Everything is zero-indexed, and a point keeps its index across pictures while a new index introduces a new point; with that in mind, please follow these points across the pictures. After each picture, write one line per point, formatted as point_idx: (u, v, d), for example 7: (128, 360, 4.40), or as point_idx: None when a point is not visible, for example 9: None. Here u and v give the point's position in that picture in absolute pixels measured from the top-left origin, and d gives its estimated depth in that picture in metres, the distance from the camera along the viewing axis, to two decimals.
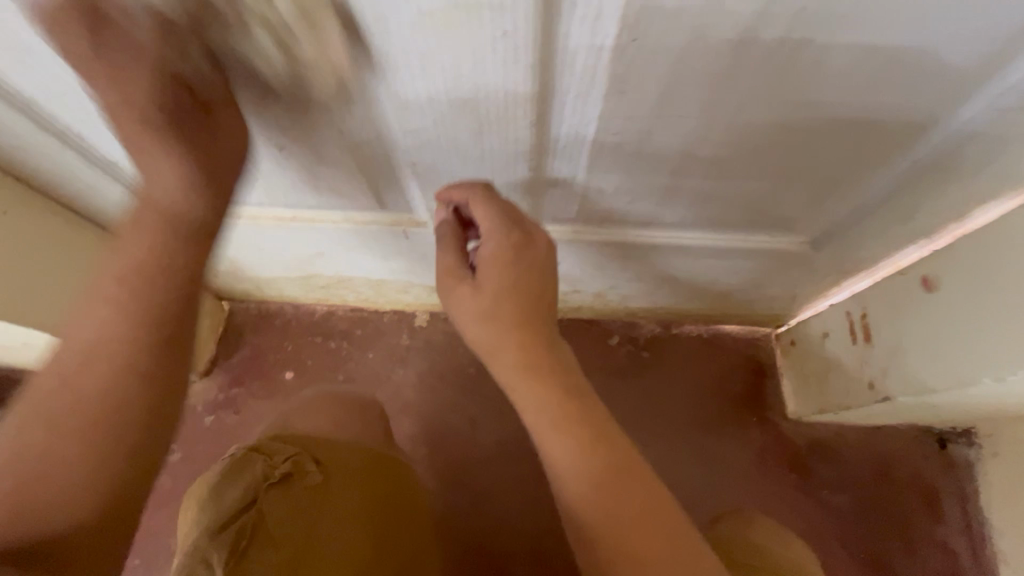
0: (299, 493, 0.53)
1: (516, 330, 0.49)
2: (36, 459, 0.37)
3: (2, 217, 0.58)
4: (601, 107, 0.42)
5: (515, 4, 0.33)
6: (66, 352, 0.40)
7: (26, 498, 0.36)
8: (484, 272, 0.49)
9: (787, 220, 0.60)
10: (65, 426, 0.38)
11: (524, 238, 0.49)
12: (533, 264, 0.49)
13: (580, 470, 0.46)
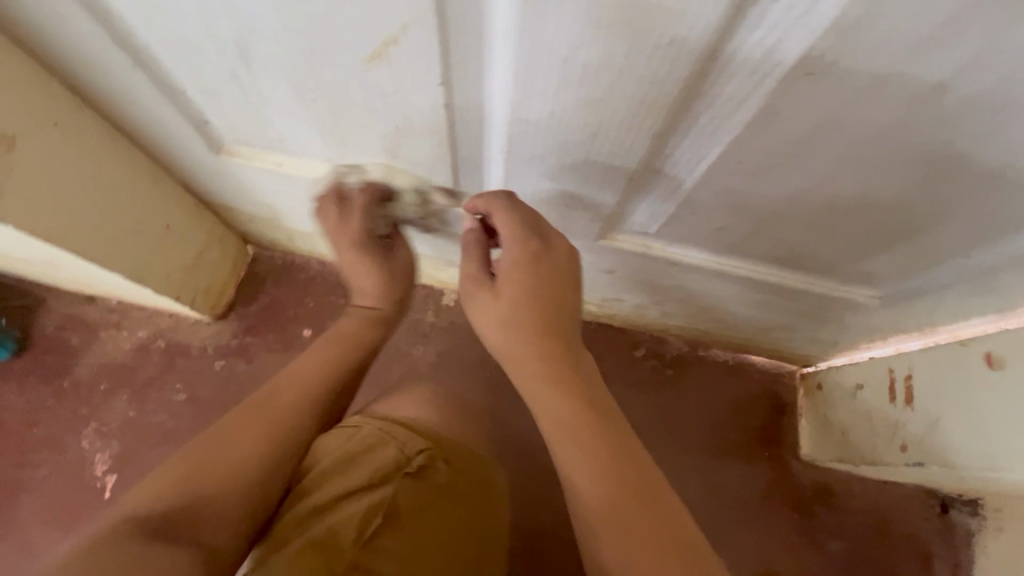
0: (429, 487, 0.55)
1: (556, 341, 0.46)
2: (213, 469, 0.49)
3: (52, 127, 0.53)
4: (736, 134, 0.40)
5: (700, 14, 0.30)
6: (264, 407, 0.54)
7: (196, 497, 0.47)
8: (503, 278, 0.47)
9: (868, 274, 0.58)
10: (242, 456, 0.50)
11: (545, 247, 0.46)
12: (555, 269, 0.46)
13: (595, 475, 0.43)
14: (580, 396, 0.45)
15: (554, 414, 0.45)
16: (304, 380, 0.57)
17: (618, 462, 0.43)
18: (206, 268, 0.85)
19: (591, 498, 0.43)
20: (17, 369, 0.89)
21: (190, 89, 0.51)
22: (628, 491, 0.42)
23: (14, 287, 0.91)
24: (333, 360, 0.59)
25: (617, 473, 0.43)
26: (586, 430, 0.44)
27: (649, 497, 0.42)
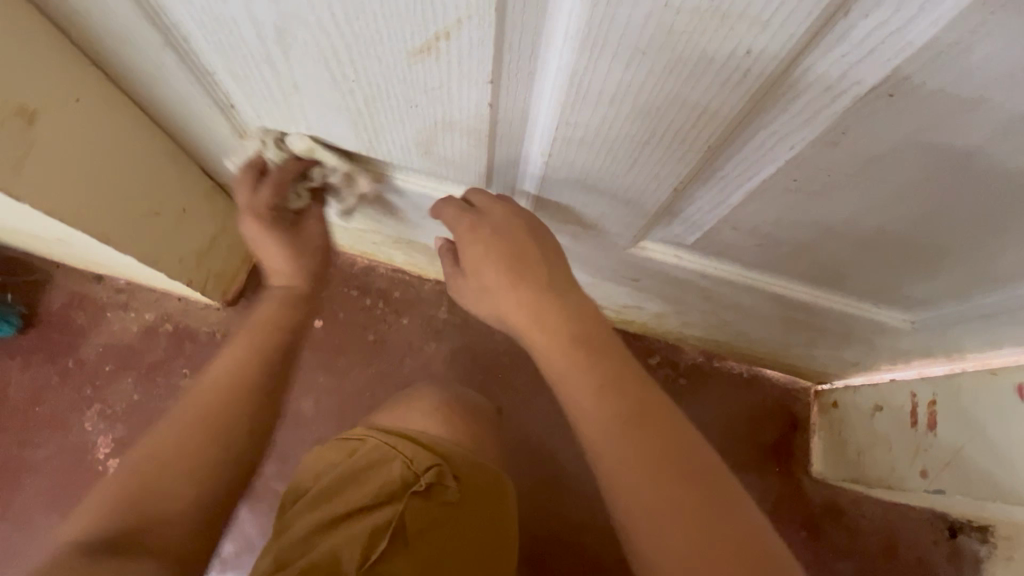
0: (438, 508, 0.53)
1: (552, 315, 0.44)
2: (160, 472, 0.49)
3: (74, 103, 0.52)
4: (796, 151, 0.39)
5: (784, 26, 0.29)
6: (203, 399, 0.53)
7: (141, 500, 0.47)
8: (467, 258, 0.48)
9: (906, 297, 0.57)
10: (190, 454, 0.50)
11: (479, 215, 0.48)
12: (500, 232, 0.46)
13: (603, 414, 0.41)
14: (630, 421, 0.40)
15: (600, 440, 0.40)
16: (224, 379, 0.54)
17: (682, 485, 0.39)
18: (219, 253, 0.83)
19: (658, 541, 0.38)
20: (22, 346, 0.88)
21: (219, 72, 0.49)
22: (697, 517, 0.38)
23: (20, 262, 0.89)
24: (255, 345, 0.57)
25: (680, 498, 0.38)
26: (641, 460, 0.39)
27: (702, 493, 0.39)
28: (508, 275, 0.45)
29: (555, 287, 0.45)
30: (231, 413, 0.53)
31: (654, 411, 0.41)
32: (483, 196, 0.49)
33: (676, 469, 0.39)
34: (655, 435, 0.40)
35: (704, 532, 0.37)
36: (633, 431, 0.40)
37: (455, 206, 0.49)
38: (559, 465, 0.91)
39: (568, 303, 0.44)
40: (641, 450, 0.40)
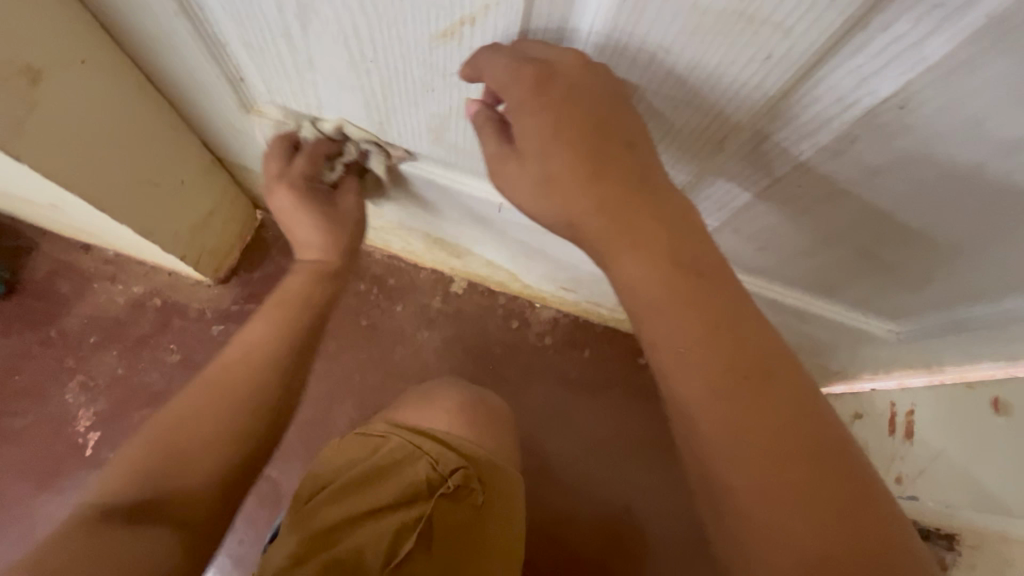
0: (462, 508, 0.55)
1: (626, 213, 0.38)
2: (183, 440, 0.50)
3: (82, 65, 0.51)
4: (803, 158, 0.40)
5: (805, 34, 0.30)
6: (225, 375, 0.54)
7: (163, 468, 0.48)
8: (527, 135, 0.39)
9: (893, 307, 0.58)
10: (211, 424, 0.51)
11: (550, 69, 0.36)
12: (575, 97, 0.36)
13: (702, 363, 0.36)
14: (744, 381, 0.35)
15: (704, 401, 0.36)
16: (252, 350, 0.56)
17: (806, 464, 0.34)
18: (214, 230, 0.82)
19: (766, 523, 0.34)
20: (3, 312, 0.86)
21: (233, 44, 0.49)
22: (813, 503, 0.34)
23: (6, 228, 0.88)
24: (284, 324, 0.58)
25: (801, 478, 0.34)
26: (756, 431, 0.35)
27: (816, 466, 0.34)
28: (582, 163, 0.38)
29: (641, 185, 0.38)
30: (251, 383, 0.54)
31: (775, 371, 0.36)
32: (555, 47, 0.36)
33: (801, 444, 0.35)
34: (774, 401, 0.35)
35: (830, 518, 0.33)
36: (745, 393, 0.35)
37: (509, 56, 0.37)
38: (546, 456, 0.93)
39: (656, 208, 0.38)
40: (752, 416, 0.35)
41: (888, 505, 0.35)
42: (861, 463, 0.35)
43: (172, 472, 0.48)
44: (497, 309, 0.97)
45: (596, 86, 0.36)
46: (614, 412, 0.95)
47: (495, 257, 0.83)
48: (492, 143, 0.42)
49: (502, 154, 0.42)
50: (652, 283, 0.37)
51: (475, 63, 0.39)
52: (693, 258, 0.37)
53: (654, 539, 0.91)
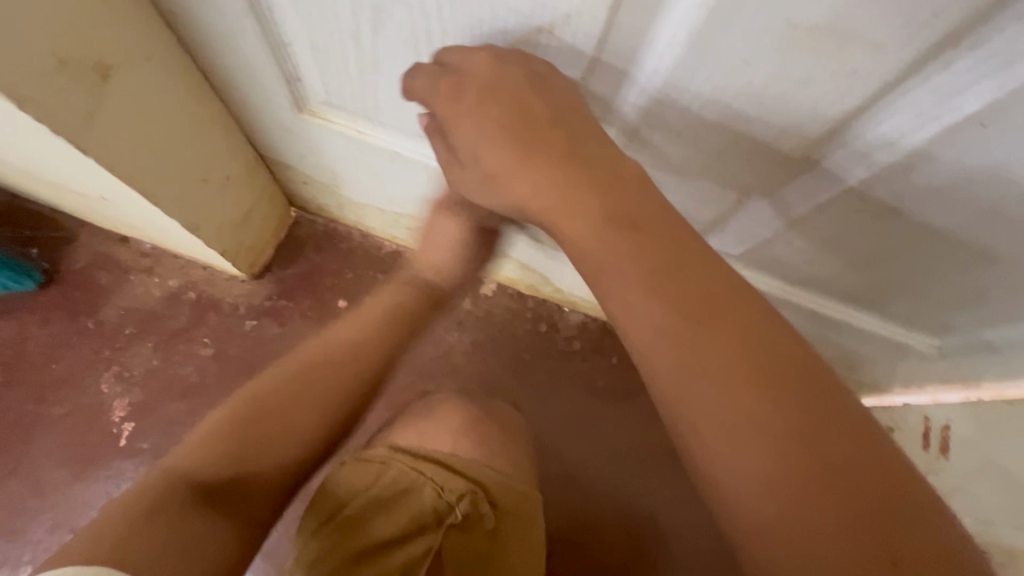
0: (475, 534, 0.56)
1: (582, 189, 0.37)
2: (263, 426, 0.54)
3: (146, 61, 0.51)
4: (869, 172, 0.40)
5: (894, 50, 0.30)
6: (320, 367, 0.59)
7: (243, 452, 0.52)
8: (461, 142, 0.41)
9: (940, 323, 0.58)
10: (293, 416, 0.56)
11: (460, 76, 0.40)
12: (487, 95, 0.39)
13: (654, 310, 0.34)
14: (693, 321, 0.33)
15: (650, 343, 0.34)
16: (350, 346, 0.61)
17: (767, 402, 0.31)
18: (253, 226, 0.83)
19: (730, 467, 0.31)
20: (42, 302, 0.87)
21: (296, 45, 0.50)
22: (791, 443, 0.30)
23: (47, 218, 0.90)
24: (382, 327, 0.63)
25: (762, 418, 0.31)
26: (704, 369, 0.32)
27: (788, 405, 0.31)
28: (509, 150, 0.39)
29: (573, 154, 0.38)
30: (338, 387, 0.59)
31: (723, 307, 0.33)
32: (459, 51, 0.40)
33: (759, 380, 0.31)
34: (722, 337, 0.32)
35: (799, 460, 0.30)
36: (690, 330, 0.33)
37: (428, 74, 0.41)
38: (570, 462, 0.94)
39: (588, 171, 0.38)
40: (712, 355, 0.32)
41: (878, 448, 0.30)
42: (843, 402, 0.31)
43: (251, 454, 0.52)
44: (526, 313, 0.97)
45: (506, 76, 0.39)
46: (637, 420, 0.96)
47: (529, 260, 0.84)
48: (443, 151, 0.44)
49: (452, 161, 0.44)
50: (599, 237, 0.36)
51: (403, 84, 0.44)
52: (632, 209, 0.36)
53: (677, 548, 0.91)
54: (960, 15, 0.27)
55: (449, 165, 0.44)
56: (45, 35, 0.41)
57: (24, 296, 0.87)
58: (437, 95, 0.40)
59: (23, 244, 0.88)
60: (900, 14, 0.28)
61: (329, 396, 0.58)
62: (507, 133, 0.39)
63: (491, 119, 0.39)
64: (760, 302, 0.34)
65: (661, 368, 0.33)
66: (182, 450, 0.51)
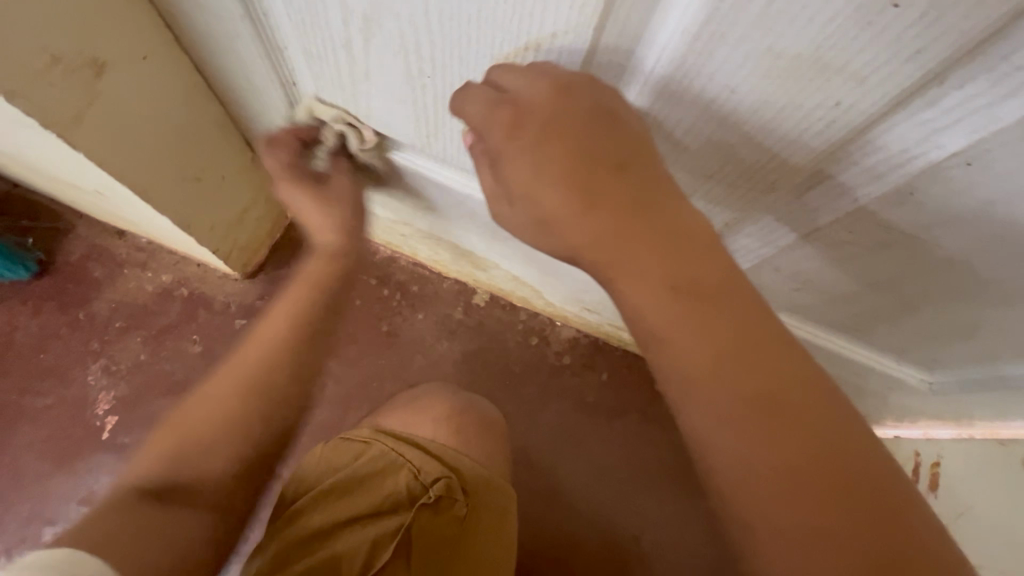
0: (447, 519, 0.54)
1: (648, 233, 0.35)
2: (201, 430, 0.50)
3: (141, 60, 0.52)
4: (859, 203, 0.40)
5: (877, 83, 0.30)
6: (253, 360, 0.52)
7: (176, 460, 0.48)
8: (512, 179, 0.38)
9: (932, 358, 0.57)
10: (233, 423, 0.51)
11: (519, 106, 0.38)
12: (550, 132, 0.37)
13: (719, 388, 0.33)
14: (760, 411, 0.32)
15: (714, 434, 0.33)
16: (272, 337, 0.54)
17: (837, 504, 0.31)
18: (247, 225, 0.83)
19: (801, 566, 0.31)
20: (35, 291, 0.87)
21: (289, 49, 0.50)
22: (860, 546, 0.30)
23: (45, 209, 0.90)
24: (297, 312, 0.55)
25: (828, 526, 0.31)
26: (769, 468, 0.32)
27: (857, 506, 0.31)
28: (573, 193, 0.36)
29: (638, 202, 0.36)
30: (275, 390, 0.52)
31: (794, 402, 0.33)
32: (514, 73, 0.38)
33: (826, 486, 0.31)
34: (792, 435, 0.32)
35: (865, 574, 0.30)
36: (757, 423, 0.32)
37: (481, 97, 0.39)
38: (556, 478, 0.92)
39: (654, 227, 0.35)
40: (780, 449, 0.32)
41: (941, 552, 0.31)
42: (909, 504, 0.32)
43: (181, 450, 0.49)
44: (517, 325, 0.96)
45: (570, 109, 0.37)
46: (626, 439, 0.94)
47: (520, 273, 0.83)
48: (490, 182, 0.41)
49: (498, 196, 0.41)
50: (662, 294, 0.34)
51: (453, 105, 0.41)
52: (697, 279, 0.34)
53: (662, 570, 0.89)
54: (945, 52, 0.27)
55: (494, 199, 0.42)
56: (36, 31, 0.42)
57: (17, 285, 0.87)
58: (492, 126, 0.38)
59: (19, 233, 0.88)
60: (886, 48, 0.28)
61: (255, 383, 0.52)
62: (485, 142, 0.39)
63: (526, 155, 0.37)
64: (831, 390, 0.34)
65: (722, 454, 0.33)
66: (132, 468, 0.49)
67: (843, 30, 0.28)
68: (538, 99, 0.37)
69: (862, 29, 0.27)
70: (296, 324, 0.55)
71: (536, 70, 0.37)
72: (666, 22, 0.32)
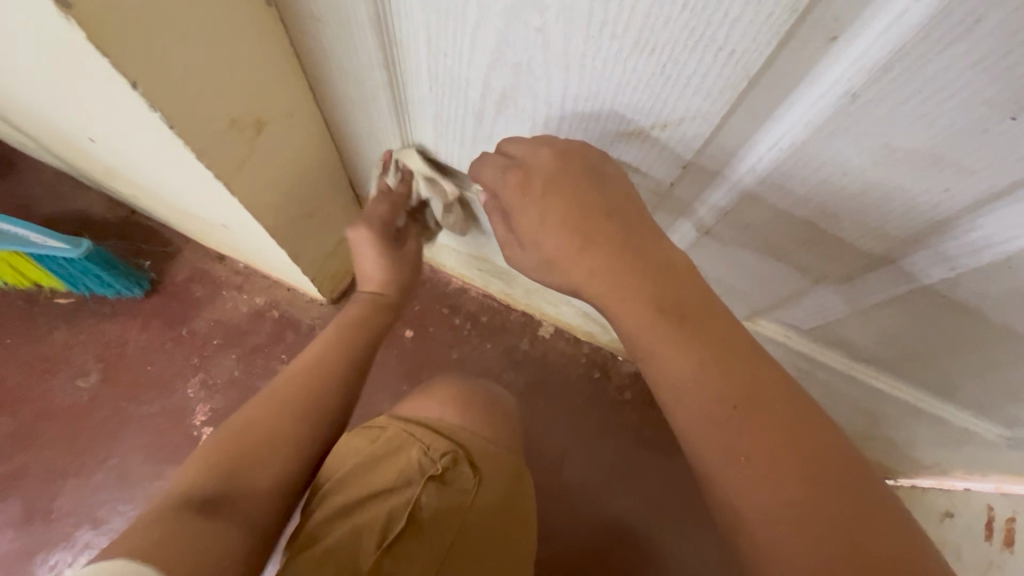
0: (455, 489, 0.57)
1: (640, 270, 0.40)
2: (232, 464, 0.51)
3: (291, 119, 0.59)
4: (956, 273, 0.43)
5: (988, 175, 0.34)
6: (300, 375, 0.60)
7: (221, 479, 0.50)
8: (523, 229, 0.45)
9: (1011, 416, 0.59)
10: (270, 449, 0.53)
11: (527, 169, 0.44)
12: (553, 188, 0.43)
13: (701, 396, 0.38)
14: (737, 410, 0.37)
15: (696, 429, 0.38)
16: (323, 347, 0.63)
17: (807, 493, 0.35)
18: (340, 256, 0.90)
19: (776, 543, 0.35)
20: (144, 307, 0.96)
21: (420, 112, 0.57)
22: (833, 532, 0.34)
23: (156, 234, 1.00)
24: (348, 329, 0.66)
25: (799, 500, 0.35)
26: (748, 458, 0.37)
27: (822, 486, 0.36)
28: (571, 237, 0.42)
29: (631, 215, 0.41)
30: (318, 409, 0.58)
31: (767, 398, 0.37)
32: (519, 144, 0.45)
33: (796, 469, 0.36)
34: (766, 426, 0.37)
35: (833, 541, 0.34)
36: (739, 423, 0.37)
37: (495, 165, 0.46)
38: (615, 512, 0.94)
39: (643, 262, 0.40)
40: (755, 446, 0.37)
41: (901, 529, 0.35)
42: (864, 483, 0.36)
43: (246, 477, 0.51)
44: (580, 358, 1.01)
45: (569, 171, 0.43)
46: (681, 478, 0.96)
47: (591, 309, 0.87)
48: (503, 231, 0.49)
49: (512, 241, 0.48)
50: (644, 310, 0.40)
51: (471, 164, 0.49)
52: (683, 300, 0.40)
53: None
54: None
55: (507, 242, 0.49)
56: (225, 101, 0.49)
57: (130, 302, 0.96)
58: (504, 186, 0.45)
59: (134, 255, 0.98)
60: (997, 152, 0.32)
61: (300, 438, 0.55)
62: (533, 214, 0.44)
63: (535, 207, 0.44)
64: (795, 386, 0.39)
65: (704, 451, 0.38)
66: (191, 472, 0.50)
67: (962, 133, 0.32)
68: (542, 155, 0.43)
69: (978, 135, 0.32)
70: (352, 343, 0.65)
71: (545, 142, 0.44)
72: (789, 115, 0.37)
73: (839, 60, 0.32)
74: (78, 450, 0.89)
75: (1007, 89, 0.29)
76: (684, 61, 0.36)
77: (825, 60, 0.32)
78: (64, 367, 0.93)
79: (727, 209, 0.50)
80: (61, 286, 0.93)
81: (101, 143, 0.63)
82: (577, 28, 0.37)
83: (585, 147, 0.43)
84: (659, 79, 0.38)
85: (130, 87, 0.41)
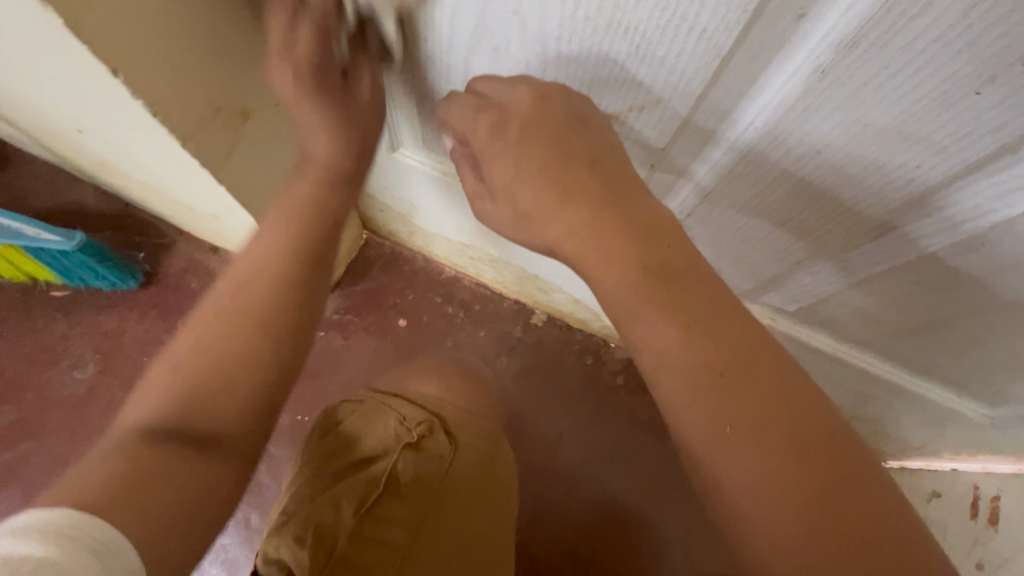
0: (430, 454, 0.58)
1: (622, 236, 0.41)
2: (181, 401, 0.41)
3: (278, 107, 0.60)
4: (932, 249, 0.44)
5: (959, 149, 0.34)
6: (231, 305, 0.45)
7: (176, 415, 0.40)
8: (494, 176, 0.44)
9: (994, 392, 0.59)
10: (215, 386, 0.42)
11: (500, 110, 0.43)
12: (527, 132, 0.42)
13: (684, 362, 0.39)
14: (720, 378, 0.38)
15: (680, 397, 0.39)
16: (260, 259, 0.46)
17: (787, 458, 0.36)
18: (333, 245, 0.91)
19: (756, 507, 0.36)
20: (140, 298, 0.97)
21: (404, 97, 0.57)
22: (810, 496, 0.35)
23: (151, 226, 1.01)
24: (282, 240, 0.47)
25: (780, 461, 0.36)
26: (730, 424, 0.37)
27: (801, 451, 0.36)
28: (550, 189, 0.42)
29: (610, 198, 0.41)
30: (267, 336, 0.44)
31: (749, 365, 0.38)
32: (496, 83, 0.44)
33: (778, 434, 0.37)
34: (746, 393, 0.38)
35: (806, 499, 0.35)
36: (721, 389, 0.38)
37: (466, 103, 0.45)
38: (609, 495, 0.95)
39: (631, 220, 0.41)
40: (738, 412, 0.37)
41: (876, 491, 0.36)
42: (843, 449, 0.37)
43: (203, 405, 0.41)
44: (573, 344, 1.01)
45: (546, 113, 0.42)
46: (672, 460, 0.97)
47: (582, 297, 0.88)
48: (472, 180, 0.48)
49: (481, 192, 0.47)
50: (614, 280, 0.40)
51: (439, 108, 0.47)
52: (667, 259, 0.40)
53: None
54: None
55: (476, 194, 0.47)
56: (210, 88, 0.50)
57: (126, 294, 0.97)
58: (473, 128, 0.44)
59: (129, 247, 0.99)
60: (967, 125, 0.32)
61: (253, 363, 0.43)
62: (503, 162, 0.43)
63: (508, 153, 0.43)
64: (778, 352, 0.39)
65: (686, 418, 0.39)
66: (139, 407, 0.41)
67: (931, 107, 0.32)
68: (530, 119, 0.43)
69: (946, 109, 0.32)
70: (279, 283, 0.46)
71: (520, 81, 0.43)
72: (763, 94, 0.37)
73: (808, 36, 0.32)
74: (78, 439, 0.91)
75: (970, 63, 0.29)
76: (657, 41, 0.36)
77: (795, 36, 0.32)
78: (62, 358, 0.94)
79: (705, 190, 0.50)
80: (57, 279, 0.94)
81: (90, 134, 0.63)
82: (552, 10, 0.38)
83: (565, 114, 0.42)
84: (635, 59, 0.38)
85: (110, 74, 0.42)
